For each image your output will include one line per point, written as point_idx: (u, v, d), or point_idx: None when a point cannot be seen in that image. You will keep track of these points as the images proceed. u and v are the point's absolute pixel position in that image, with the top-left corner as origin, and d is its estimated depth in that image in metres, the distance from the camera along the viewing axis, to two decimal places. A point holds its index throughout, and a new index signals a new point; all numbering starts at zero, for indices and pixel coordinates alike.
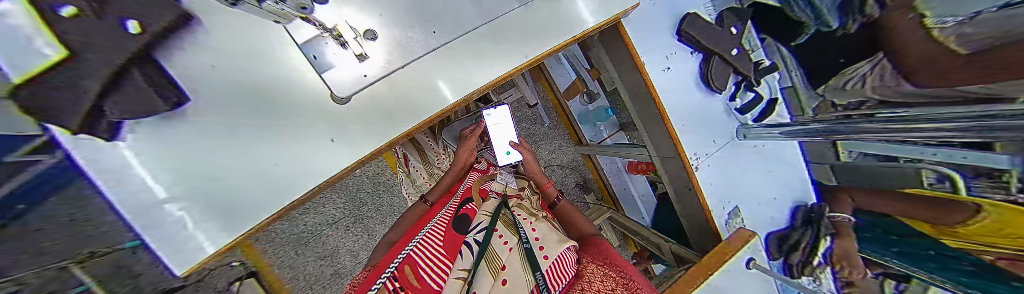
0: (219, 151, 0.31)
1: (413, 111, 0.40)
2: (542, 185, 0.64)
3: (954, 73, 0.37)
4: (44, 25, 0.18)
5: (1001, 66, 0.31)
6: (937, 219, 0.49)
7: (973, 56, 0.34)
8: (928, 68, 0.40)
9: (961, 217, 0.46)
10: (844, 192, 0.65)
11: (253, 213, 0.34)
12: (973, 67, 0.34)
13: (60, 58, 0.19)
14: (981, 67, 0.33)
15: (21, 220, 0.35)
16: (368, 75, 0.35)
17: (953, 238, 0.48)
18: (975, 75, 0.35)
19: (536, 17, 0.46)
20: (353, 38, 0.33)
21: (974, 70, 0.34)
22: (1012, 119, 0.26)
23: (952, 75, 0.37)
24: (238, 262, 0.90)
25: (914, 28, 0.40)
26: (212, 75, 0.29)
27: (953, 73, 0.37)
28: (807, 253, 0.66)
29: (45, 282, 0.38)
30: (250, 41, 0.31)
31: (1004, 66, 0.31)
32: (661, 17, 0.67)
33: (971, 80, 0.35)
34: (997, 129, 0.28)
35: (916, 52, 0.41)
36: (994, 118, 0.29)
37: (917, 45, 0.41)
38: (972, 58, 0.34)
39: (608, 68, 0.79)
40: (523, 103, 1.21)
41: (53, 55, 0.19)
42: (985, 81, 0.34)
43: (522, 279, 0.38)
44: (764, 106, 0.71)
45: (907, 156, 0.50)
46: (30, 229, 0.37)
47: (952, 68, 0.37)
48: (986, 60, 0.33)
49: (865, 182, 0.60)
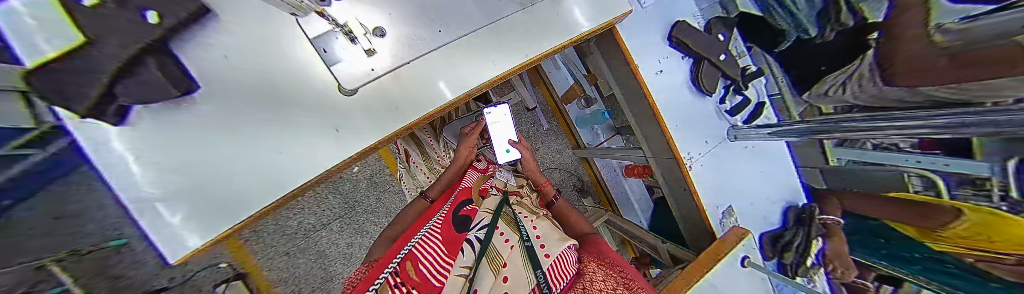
0: (216, 138, 0.30)
1: (415, 104, 0.42)
2: (540, 184, 0.64)
3: (923, 74, 0.39)
4: (65, 15, 0.20)
5: (971, 67, 0.33)
6: (919, 222, 0.50)
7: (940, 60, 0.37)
8: (903, 69, 0.42)
9: (939, 220, 0.47)
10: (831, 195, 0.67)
11: (244, 203, 0.32)
12: (941, 69, 0.37)
13: (58, 54, 0.20)
14: (948, 69, 0.36)
15: (14, 208, 0.35)
16: (374, 69, 0.36)
17: (932, 241, 0.50)
18: (940, 77, 0.37)
19: (535, 20, 0.49)
20: (362, 34, 0.35)
21: (956, 70, 0.35)
22: (1000, 113, 0.27)
23: (922, 76, 0.40)
24: (226, 264, 0.86)
25: (903, 30, 0.42)
26: (224, 64, 0.30)
27: (923, 74, 0.39)
28: (801, 253, 0.65)
29: (32, 270, 0.37)
30: (263, 34, 0.32)
31: (975, 67, 0.33)
32: (654, 25, 0.71)
33: (936, 82, 0.38)
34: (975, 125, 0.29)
35: (897, 51, 0.43)
36: (977, 115, 0.30)
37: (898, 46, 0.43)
38: (939, 59, 0.37)
39: (604, 72, 0.83)
40: (523, 107, 1.24)
41: (49, 52, 0.20)
42: (965, 81, 0.35)
43: (522, 278, 0.37)
44: (752, 108, 0.74)
45: (890, 163, 0.53)
46: (21, 219, 0.36)
47: (921, 69, 0.39)
48: (953, 62, 0.35)
49: (849, 184, 0.63)
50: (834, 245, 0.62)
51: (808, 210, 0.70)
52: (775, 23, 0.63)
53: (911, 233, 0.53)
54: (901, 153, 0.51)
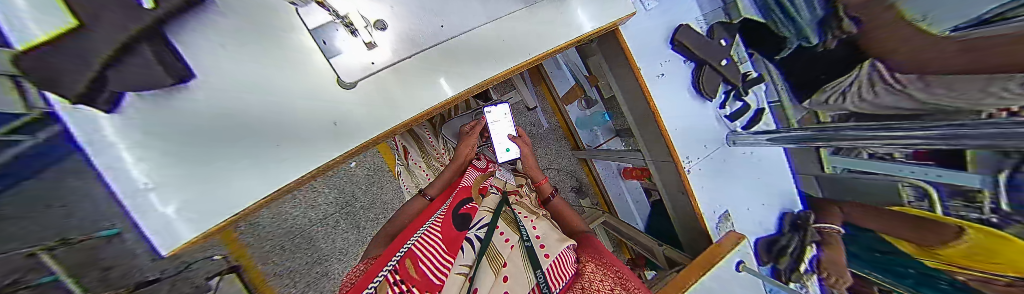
0: (212, 131, 0.30)
1: (416, 100, 0.42)
2: (537, 182, 0.64)
3: (952, 57, 0.37)
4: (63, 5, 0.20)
5: (994, 54, 0.31)
6: (916, 239, 0.51)
7: (964, 48, 0.35)
8: (929, 53, 0.39)
9: (939, 238, 0.48)
10: (833, 204, 0.68)
11: (240, 197, 0.32)
12: (969, 55, 0.34)
13: (44, 38, 0.20)
14: (975, 53, 0.34)
15: None
16: (375, 63, 0.35)
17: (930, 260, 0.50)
18: (968, 61, 0.35)
19: (536, 17, 0.48)
20: (363, 27, 0.34)
21: (983, 61, 0.33)
22: (997, 126, 0.28)
23: (951, 59, 0.37)
24: (220, 256, 0.82)
25: (902, 32, 0.42)
26: (222, 54, 0.30)
27: (952, 58, 0.37)
28: (796, 259, 0.68)
29: (22, 259, 0.37)
30: (262, 25, 0.32)
31: (999, 52, 0.31)
32: (656, 28, 0.71)
33: (966, 66, 0.36)
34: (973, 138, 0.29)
35: (919, 46, 0.40)
36: (975, 127, 0.31)
37: (911, 35, 0.41)
38: (967, 43, 0.34)
39: (606, 74, 0.83)
40: (523, 107, 1.24)
41: (38, 37, 0.20)
42: (991, 71, 0.32)
43: (522, 277, 0.36)
44: (752, 114, 0.75)
45: (885, 172, 0.55)
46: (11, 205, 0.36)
47: (949, 54, 0.37)
48: (980, 47, 0.33)
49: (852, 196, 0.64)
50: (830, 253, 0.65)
51: (804, 218, 0.72)
52: (777, 30, 0.62)
53: (905, 248, 0.54)
54: (898, 164, 0.52)
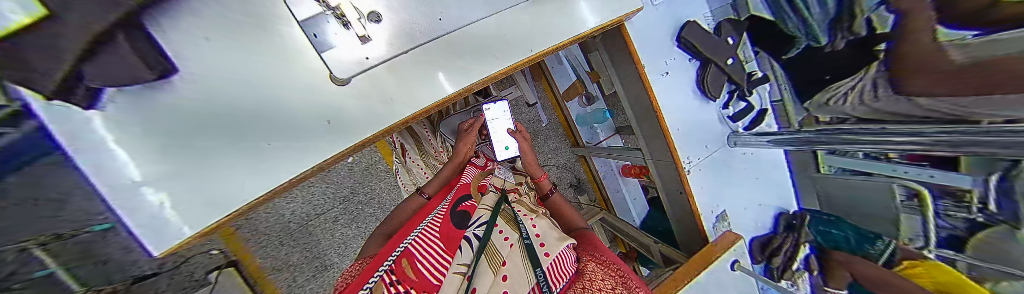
0: (197, 129, 0.29)
1: (414, 97, 0.40)
2: (537, 178, 0.63)
3: (953, 80, 0.38)
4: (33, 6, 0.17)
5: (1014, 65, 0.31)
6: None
7: (975, 61, 0.35)
8: (930, 75, 0.40)
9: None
10: (845, 262, 0.65)
11: (237, 195, 0.32)
12: (978, 67, 0.34)
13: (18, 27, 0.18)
14: (984, 69, 0.34)
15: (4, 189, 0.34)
16: (369, 58, 0.34)
17: None
18: (978, 72, 0.35)
19: (538, 11, 0.46)
20: (357, 19, 0.31)
21: (977, 81, 0.35)
22: (997, 134, 0.28)
23: (947, 76, 0.38)
24: (219, 251, 0.87)
25: (918, 45, 0.41)
26: (207, 47, 0.28)
27: (945, 77, 0.38)
28: (789, 257, 0.72)
29: (11, 258, 0.36)
30: (245, 15, 0.29)
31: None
32: (661, 24, 0.69)
33: (967, 89, 0.36)
34: (979, 145, 0.29)
35: (922, 61, 0.41)
36: (974, 133, 0.31)
37: (922, 39, 0.40)
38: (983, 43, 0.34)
39: (608, 70, 0.81)
40: (523, 102, 1.23)
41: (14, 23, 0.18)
42: (1004, 76, 0.32)
43: (522, 276, 0.37)
44: (753, 115, 0.74)
45: (879, 172, 0.56)
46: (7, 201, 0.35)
47: (946, 68, 0.38)
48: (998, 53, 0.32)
49: (875, 228, 0.63)
50: (836, 275, 0.67)
51: (800, 219, 0.75)
52: (784, 27, 0.62)
53: None
54: (891, 164, 0.53)
